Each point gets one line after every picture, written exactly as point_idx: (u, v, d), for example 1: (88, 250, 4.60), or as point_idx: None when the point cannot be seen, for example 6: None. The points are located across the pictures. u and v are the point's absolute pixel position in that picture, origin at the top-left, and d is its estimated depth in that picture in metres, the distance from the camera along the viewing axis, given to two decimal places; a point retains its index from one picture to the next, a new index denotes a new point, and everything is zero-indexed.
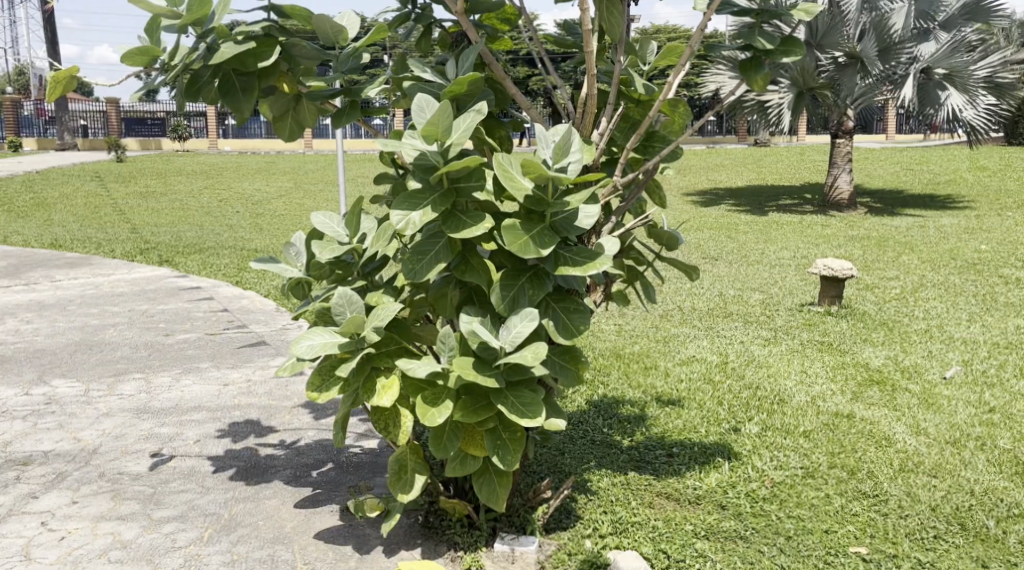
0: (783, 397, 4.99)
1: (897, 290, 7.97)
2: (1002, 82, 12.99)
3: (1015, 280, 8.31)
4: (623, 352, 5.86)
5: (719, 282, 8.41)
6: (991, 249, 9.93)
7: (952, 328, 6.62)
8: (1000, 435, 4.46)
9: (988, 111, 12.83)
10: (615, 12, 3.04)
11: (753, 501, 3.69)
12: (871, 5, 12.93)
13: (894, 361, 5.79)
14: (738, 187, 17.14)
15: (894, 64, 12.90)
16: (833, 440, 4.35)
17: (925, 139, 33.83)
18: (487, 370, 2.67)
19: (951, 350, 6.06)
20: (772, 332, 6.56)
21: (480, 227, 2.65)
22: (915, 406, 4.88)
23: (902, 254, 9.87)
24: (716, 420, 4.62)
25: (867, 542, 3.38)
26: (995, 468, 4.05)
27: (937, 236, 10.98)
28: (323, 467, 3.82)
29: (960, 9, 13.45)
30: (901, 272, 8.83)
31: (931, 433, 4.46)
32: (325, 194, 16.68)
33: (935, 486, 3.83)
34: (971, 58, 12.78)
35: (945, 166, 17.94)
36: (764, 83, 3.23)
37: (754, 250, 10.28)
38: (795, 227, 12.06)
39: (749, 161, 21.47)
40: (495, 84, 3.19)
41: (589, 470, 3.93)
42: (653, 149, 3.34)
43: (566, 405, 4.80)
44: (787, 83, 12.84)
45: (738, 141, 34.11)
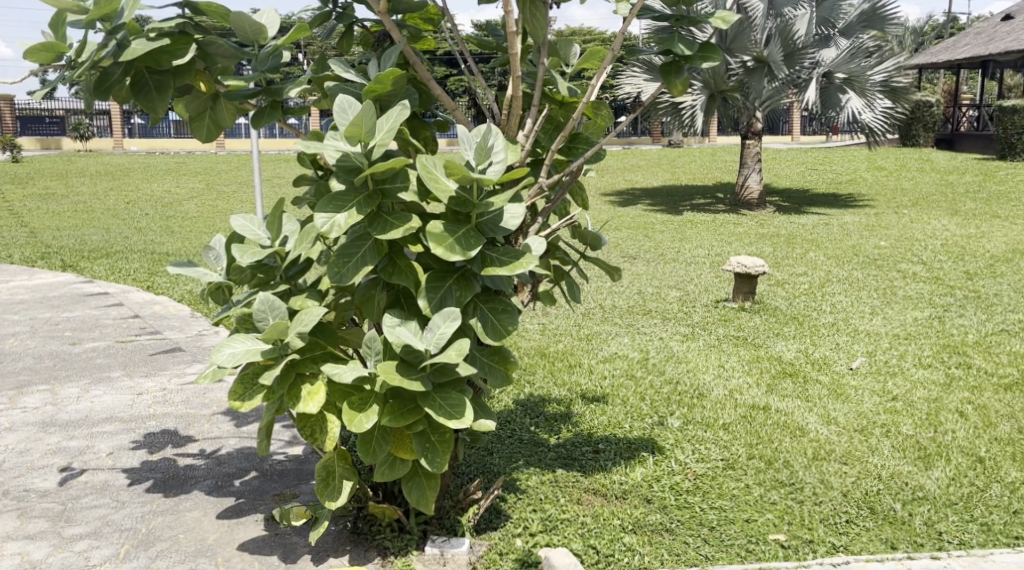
0: (702, 390, 5.13)
1: (806, 286, 8.25)
2: (896, 86, 13.64)
3: (913, 275, 8.71)
4: (548, 351, 5.91)
5: (638, 281, 8.55)
6: (890, 246, 10.37)
7: (857, 321, 6.90)
8: (903, 422, 4.68)
9: (884, 114, 13.46)
10: (538, 14, 3.07)
11: (677, 494, 3.77)
12: (776, 11, 13.26)
13: (804, 354, 6.00)
14: (652, 187, 17.46)
15: (799, 69, 13.32)
16: (750, 431, 4.49)
17: (826, 139, 35.31)
18: (414, 373, 2.65)
19: (856, 342, 6.33)
20: (689, 329, 6.72)
21: (405, 229, 2.62)
22: (825, 396, 5.08)
23: (809, 251, 10.23)
24: (640, 415, 4.70)
25: (785, 529, 3.49)
26: (900, 454, 4.23)
27: (840, 234, 11.41)
28: (246, 476, 3.73)
29: (858, 16, 13.89)
30: (809, 269, 9.14)
31: (841, 422, 4.65)
32: (239, 195, 16.35)
33: (845, 473, 4.00)
34: (869, 64, 13.37)
35: (845, 167, 18.70)
36: (683, 87, 3.31)
37: (671, 248, 10.49)
38: (708, 226, 12.36)
39: (662, 162, 21.92)
40: (419, 84, 3.17)
41: (517, 470, 3.94)
42: (578, 150, 3.39)
43: (493, 406, 4.80)
44: (699, 85, 13.30)
45: (652, 141, 35.14)
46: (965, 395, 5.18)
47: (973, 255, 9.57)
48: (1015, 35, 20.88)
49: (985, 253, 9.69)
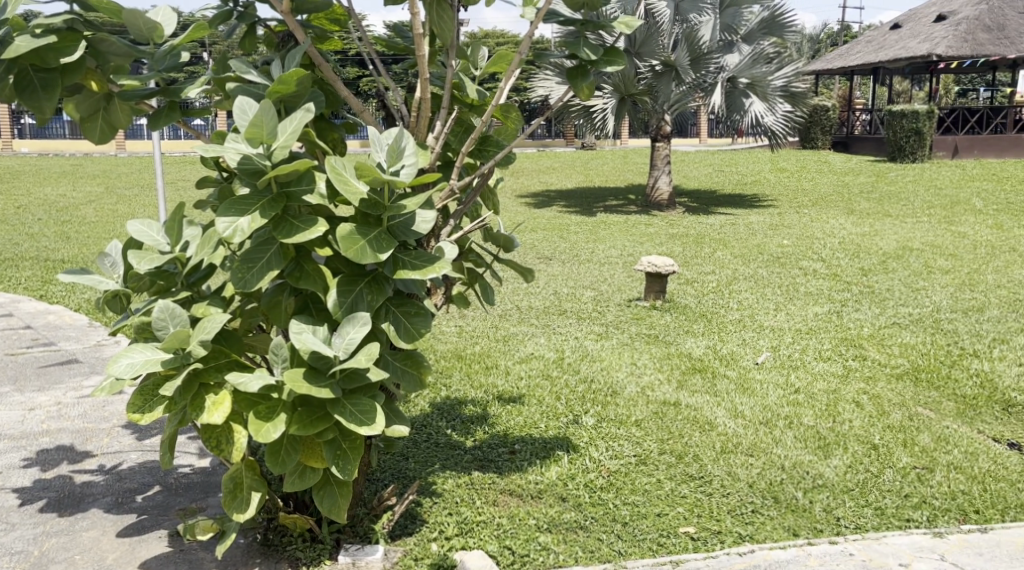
0: (615, 388, 5.20)
1: (715, 284, 8.46)
2: (795, 91, 14.14)
3: (814, 272, 9.04)
4: (465, 353, 5.89)
5: (553, 281, 8.61)
6: (792, 244, 10.74)
7: (762, 317, 7.12)
8: (805, 413, 4.85)
9: (785, 117, 13.93)
10: (445, 16, 3.04)
11: (591, 491, 3.81)
12: (682, 17, 13.60)
13: (713, 350, 6.16)
14: (565, 189, 17.63)
15: (704, 73, 13.64)
16: (661, 427, 4.57)
17: (732, 142, 36.36)
18: (323, 380, 2.60)
19: (761, 337, 6.52)
20: (603, 328, 6.81)
21: (312, 233, 2.57)
22: (732, 391, 5.22)
23: (717, 250, 10.50)
24: (555, 414, 4.73)
25: (695, 522, 3.57)
26: (802, 444, 4.38)
27: (746, 233, 11.76)
28: (149, 491, 3.59)
29: (758, 23, 14.31)
30: (717, 267, 9.38)
31: (747, 415, 4.78)
32: (140, 199, 15.79)
33: (751, 464, 4.11)
34: (770, 69, 13.82)
35: (750, 168, 19.28)
36: (590, 91, 3.35)
37: (585, 249, 10.60)
38: (620, 226, 12.57)
39: (575, 164, 22.14)
40: (325, 85, 3.11)
41: (434, 474, 3.91)
42: (487, 153, 3.42)
43: (408, 410, 4.76)
44: (609, 89, 13.55)
45: (565, 144, 35.48)
46: (861, 385, 5.40)
47: (868, 252, 10.01)
48: (903, 44, 21.94)
49: (879, 250, 10.15)
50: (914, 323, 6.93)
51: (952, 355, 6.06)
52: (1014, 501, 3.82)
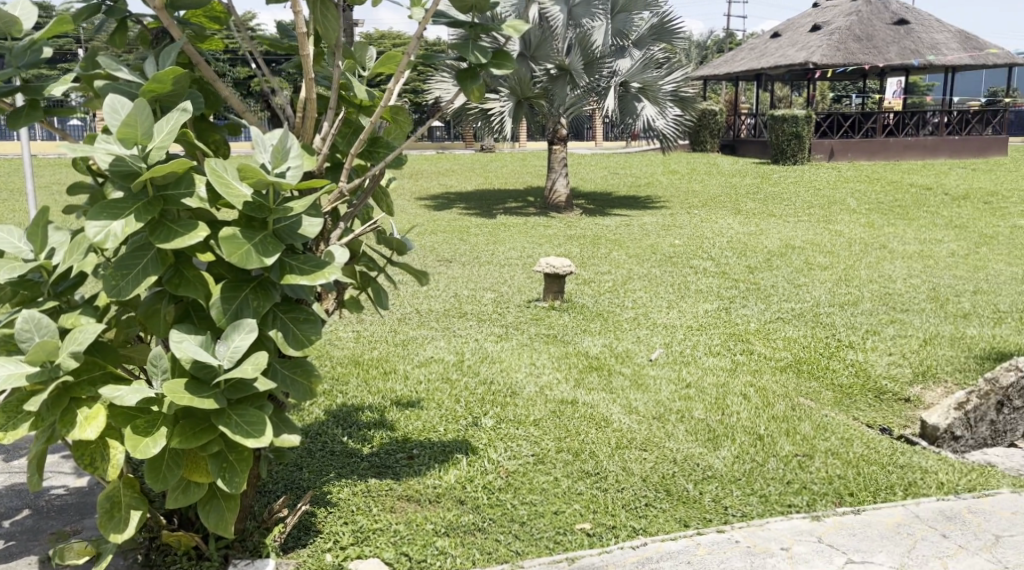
0: (514, 389, 5.22)
1: (611, 284, 8.60)
2: (684, 96, 14.54)
3: (705, 270, 9.32)
4: (361, 359, 5.80)
5: (453, 284, 8.59)
6: (684, 244, 11.05)
7: (656, 315, 7.28)
8: (696, 407, 4.98)
9: (675, 121, 14.33)
10: (330, 15, 2.99)
11: (489, 493, 3.81)
12: (575, 22, 13.71)
13: (609, 348, 6.26)
14: (464, 191, 17.63)
15: (598, 77, 13.85)
16: (559, 426, 4.61)
17: (627, 145, 37.15)
18: (207, 390, 2.50)
19: (656, 334, 6.67)
20: (503, 329, 6.83)
21: (193, 237, 2.48)
22: (627, 387, 5.32)
23: (613, 251, 10.68)
24: (454, 417, 4.71)
25: (591, 518, 3.61)
26: (692, 437, 4.50)
27: (640, 233, 12.03)
28: (18, 515, 3.38)
29: (648, 29, 14.63)
30: (612, 267, 9.56)
31: (642, 411, 4.88)
32: (11, 204, 14.87)
33: (645, 459, 4.20)
34: (660, 74, 14.18)
35: (643, 171, 19.74)
36: (480, 93, 3.35)
37: (484, 251, 10.61)
38: (519, 228, 12.65)
39: (474, 166, 22.16)
40: (205, 85, 3.01)
41: (329, 483, 3.83)
42: (378, 154, 3.38)
43: (302, 419, 4.64)
44: (506, 92, 13.62)
45: (464, 146, 35.46)
46: (748, 378, 5.60)
47: (753, 251, 10.40)
48: (783, 51, 22.89)
49: (763, 249, 10.55)
50: (796, 318, 7.22)
51: (831, 347, 6.36)
52: (886, 483, 4.03)
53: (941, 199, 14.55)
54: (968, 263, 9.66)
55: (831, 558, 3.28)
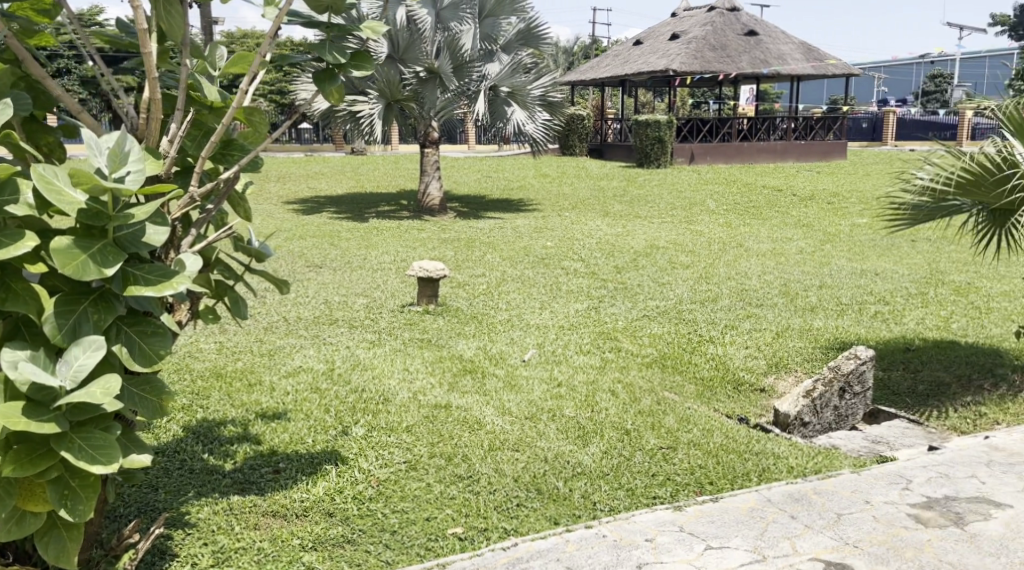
0: (386, 395, 5.14)
1: (484, 286, 8.62)
2: (553, 101, 14.77)
3: (576, 271, 9.49)
4: (224, 371, 5.58)
5: (323, 290, 8.39)
6: (555, 246, 11.21)
7: (529, 317, 7.35)
8: (567, 405, 5.05)
9: (544, 125, 14.55)
10: (174, 12, 2.85)
11: (359, 503, 3.73)
12: (443, 25, 13.61)
13: (483, 351, 6.26)
14: (335, 195, 17.30)
15: (467, 81, 13.90)
16: (432, 431, 4.57)
17: (499, 148, 37.41)
18: (44, 414, 2.33)
19: (528, 335, 6.74)
20: (375, 335, 6.72)
21: (20, 247, 2.30)
22: (501, 389, 5.33)
23: (486, 253, 10.73)
24: (323, 427, 4.59)
25: (462, 522, 3.60)
26: (563, 435, 4.56)
27: (513, 236, 12.14)
28: None
29: (515, 35, 14.63)
30: (486, 270, 9.59)
31: (514, 412, 4.90)
32: None
33: (517, 459, 4.22)
34: (528, 79, 14.37)
35: (515, 174, 19.96)
36: (339, 94, 3.28)
37: (356, 256, 10.44)
38: (391, 232, 12.52)
39: (345, 169, 21.77)
40: (34, 84, 2.80)
41: (187, 503, 3.65)
42: (232, 157, 3.25)
43: (159, 437, 4.41)
44: (375, 94, 13.44)
45: (334, 149, 34.80)
46: (616, 375, 5.73)
47: (621, 251, 10.67)
48: (645, 58, 23.67)
49: (630, 249, 10.84)
50: (661, 315, 7.45)
51: (693, 342, 6.59)
52: (742, 470, 4.20)
53: (790, 200, 15.38)
54: (814, 260, 10.25)
55: (692, 546, 3.38)
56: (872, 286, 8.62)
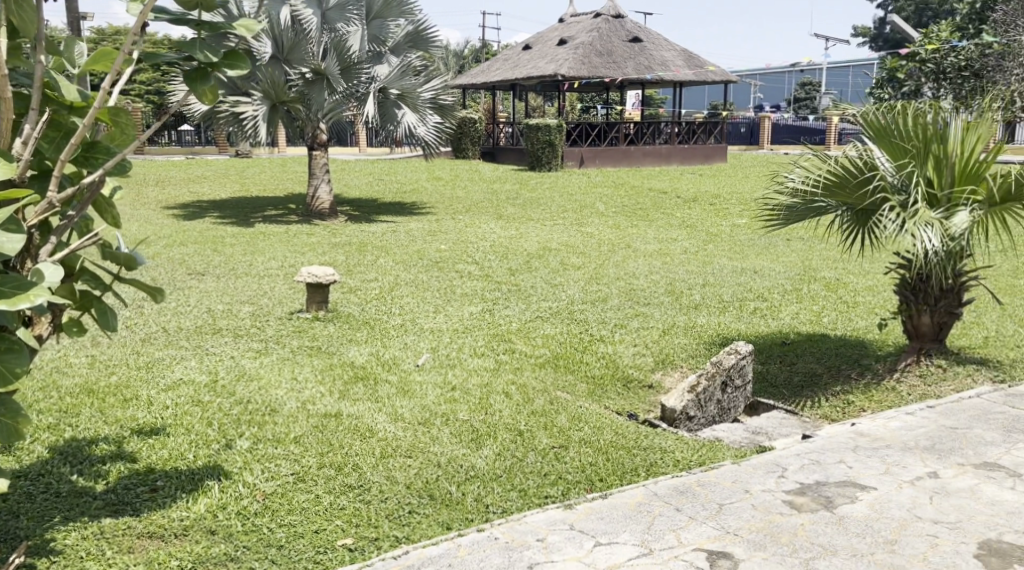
0: (273, 406, 4.98)
1: (376, 291, 8.50)
2: (444, 103, 14.66)
3: (469, 274, 9.47)
4: (96, 387, 5.27)
5: (206, 298, 8.09)
6: (448, 249, 11.17)
7: (422, 321, 7.28)
8: (460, 409, 5.02)
9: (436, 128, 14.47)
10: (25, 7, 2.66)
11: (244, 519, 3.60)
12: (330, 26, 13.50)
13: (375, 357, 6.16)
14: (219, 199, 16.73)
15: (356, 83, 13.75)
16: (321, 441, 4.45)
17: (391, 151, 37.00)
18: None
19: (422, 339, 6.67)
20: (262, 344, 6.52)
21: None
22: (393, 395, 5.25)
23: (379, 257, 10.58)
24: (205, 442, 4.41)
25: (353, 532, 3.52)
26: (456, 439, 4.53)
27: (406, 239, 12.03)
28: None
29: (404, 37, 14.50)
30: (378, 274, 9.46)
31: (407, 418, 4.84)
32: None
33: (409, 465, 4.16)
34: (418, 81, 14.18)
35: (408, 177, 19.80)
36: (213, 94, 3.14)
37: (242, 262, 10.11)
38: (279, 237, 12.20)
39: (229, 173, 21.08)
40: None
41: (53, 529, 3.43)
42: (96, 160, 3.05)
43: (22, 459, 4.14)
44: (258, 95, 13.04)
45: (218, 151, 33.64)
46: (510, 376, 5.73)
47: (514, 253, 10.72)
48: (534, 63, 23.91)
49: (523, 251, 10.89)
50: (554, 316, 7.52)
51: (585, 342, 6.67)
52: (631, 465, 4.28)
53: (675, 202, 15.83)
54: (699, 259, 10.56)
55: (582, 544, 3.40)
56: (752, 283, 8.95)
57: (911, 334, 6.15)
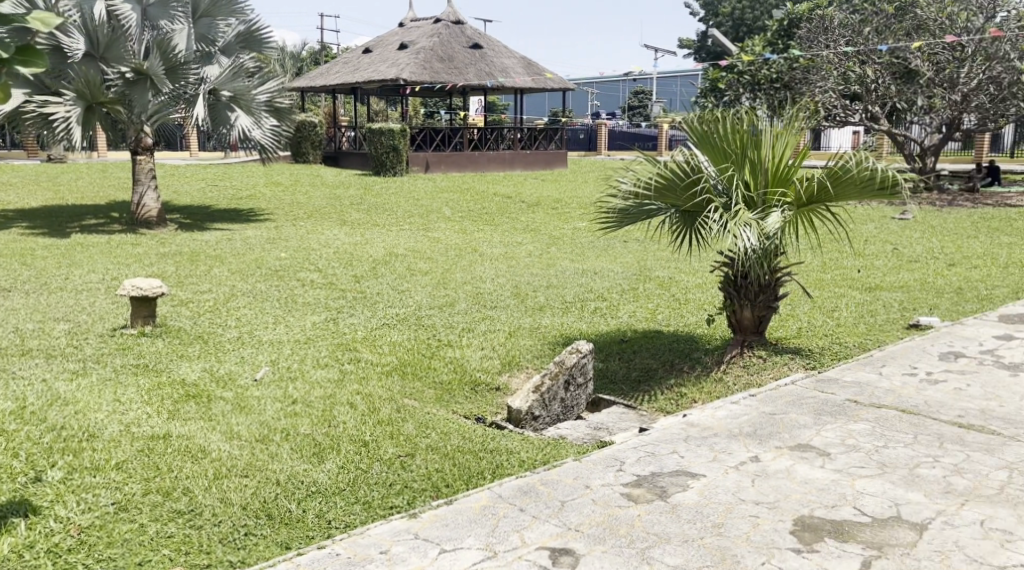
0: (92, 431, 4.61)
1: (210, 303, 8.09)
2: (280, 106, 14.26)
3: (310, 282, 9.20)
4: None
5: (16, 317, 7.42)
6: (289, 257, 10.81)
7: (260, 332, 6.98)
8: (302, 423, 4.83)
9: (273, 132, 13.98)
10: None
11: (56, 557, 3.31)
12: (151, 23, 13.00)
13: (209, 373, 5.83)
14: (31, 208, 15.46)
15: (183, 85, 12.90)
16: (147, 466, 4.16)
17: (227, 155, 35.53)
18: None
19: (260, 352, 6.39)
20: (80, 364, 6.04)
21: None
22: (229, 413, 4.99)
23: (213, 267, 10.09)
24: (11, 475, 4.02)
25: (182, 561, 3.31)
26: (298, 454, 4.35)
27: (243, 247, 11.55)
28: None
29: (235, 37, 14.06)
30: (212, 285, 9.01)
31: (243, 435, 4.60)
32: None
33: (245, 486, 3.95)
34: (251, 83, 13.50)
35: (244, 182, 19.05)
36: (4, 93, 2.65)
37: (58, 276, 9.37)
38: (101, 248, 11.41)
39: (43, 179, 19.53)
40: None
41: None
42: None
43: None
44: (71, 96, 12.04)
45: (31, 155, 31.11)
46: (354, 387, 5.58)
47: (358, 260, 10.51)
48: (375, 66, 23.65)
49: (367, 258, 10.70)
50: (399, 323, 7.41)
51: (431, 347, 6.60)
52: (477, 469, 4.25)
53: (518, 206, 16.06)
54: (543, 262, 10.73)
55: (426, 552, 3.34)
56: (594, 284, 9.19)
57: (735, 327, 6.49)
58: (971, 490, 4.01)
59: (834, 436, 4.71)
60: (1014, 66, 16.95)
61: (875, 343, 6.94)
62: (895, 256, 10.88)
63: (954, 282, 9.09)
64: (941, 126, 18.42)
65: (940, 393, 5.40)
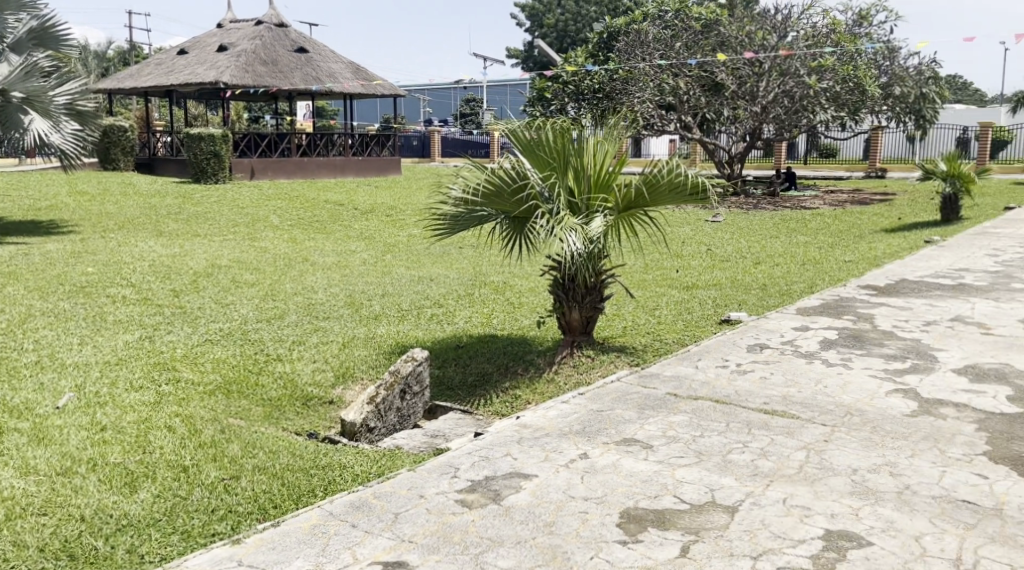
0: None
1: (4, 325, 7.46)
2: (82, 110, 13.26)
3: (121, 298, 8.67)
4: None
5: None
6: (96, 272, 10.13)
7: (64, 355, 6.52)
8: (111, 451, 4.57)
9: (73, 137, 13.06)
10: None
11: None
12: None
13: (2, 403, 5.38)
14: None
15: None
16: None
17: (23, 161, 32.79)
18: None
19: (63, 377, 5.97)
20: None
21: None
22: (25, 445, 4.64)
23: (7, 285, 9.31)
24: None
25: None
26: (105, 486, 4.12)
27: (42, 263, 10.72)
28: None
29: (27, 33, 13.03)
30: (7, 305, 8.31)
31: (41, 470, 4.30)
32: None
33: (42, 525, 3.71)
34: (47, 83, 12.58)
35: (44, 192, 17.67)
36: None
37: None
38: None
39: None
40: None
41: None
42: None
43: None
44: None
45: None
46: (172, 409, 5.33)
47: (175, 273, 10.01)
48: (190, 69, 22.58)
49: (185, 270, 10.22)
50: (223, 338, 7.14)
51: (258, 363, 6.41)
52: (308, 487, 4.18)
53: (350, 213, 15.85)
54: (375, 270, 10.66)
55: None
56: (427, 291, 9.23)
57: (564, 328, 6.72)
58: (776, 470, 4.37)
59: (656, 429, 4.99)
60: (803, 81, 18.41)
61: (692, 338, 7.39)
62: (709, 256, 11.63)
63: (760, 279, 9.84)
64: (745, 135, 19.86)
65: (748, 383, 5.83)
